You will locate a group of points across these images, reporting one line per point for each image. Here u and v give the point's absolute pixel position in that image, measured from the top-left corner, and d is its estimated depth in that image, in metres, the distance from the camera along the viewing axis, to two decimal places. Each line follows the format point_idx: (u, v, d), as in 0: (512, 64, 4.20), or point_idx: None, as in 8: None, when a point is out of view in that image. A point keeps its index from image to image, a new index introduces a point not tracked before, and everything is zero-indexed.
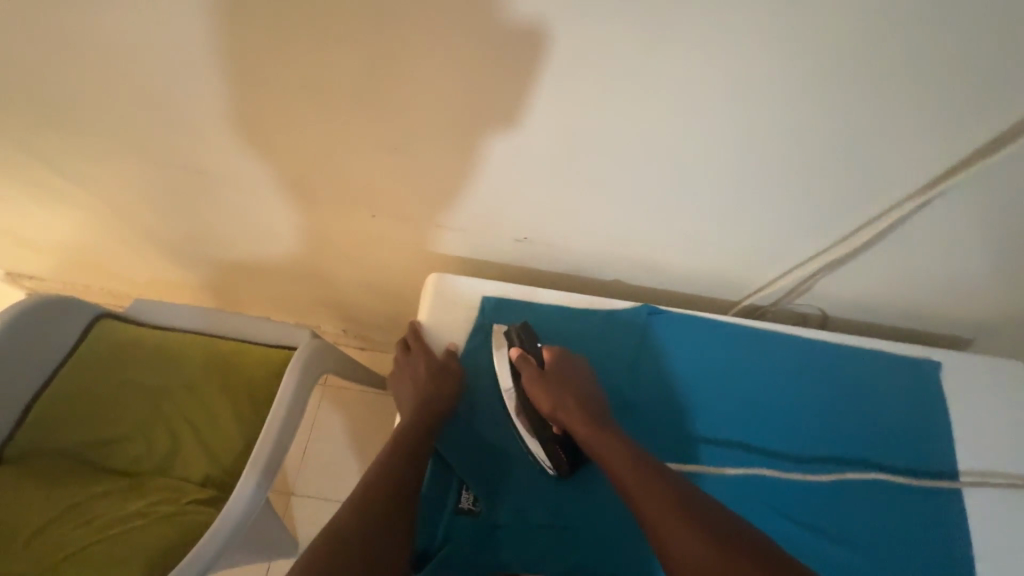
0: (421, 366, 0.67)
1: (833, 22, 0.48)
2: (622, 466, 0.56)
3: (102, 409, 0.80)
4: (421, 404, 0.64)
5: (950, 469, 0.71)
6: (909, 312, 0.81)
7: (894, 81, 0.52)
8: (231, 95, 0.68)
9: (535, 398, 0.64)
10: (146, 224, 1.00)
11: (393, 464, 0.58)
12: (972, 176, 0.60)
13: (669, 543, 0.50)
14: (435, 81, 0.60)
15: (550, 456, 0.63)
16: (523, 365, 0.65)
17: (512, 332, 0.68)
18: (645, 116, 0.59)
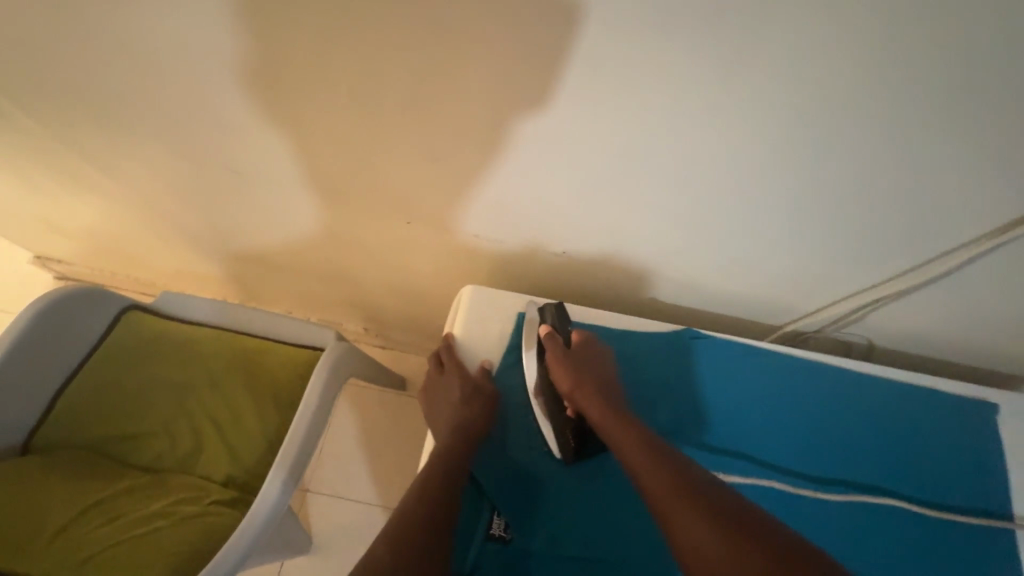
0: (454, 387, 0.66)
1: (930, 50, 0.43)
2: (634, 450, 0.54)
3: (127, 404, 0.81)
4: (455, 424, 0.62)
5: (1005, 510, 0.64)
6: (967, 350, 0.75)
7: (991, 114, 0.47)
8: (268, 93, 0.66)
9: (555, 377, 0.63)
10: (176, 217, 1.00)
11: (425, 491, 0.55)
12: None
13: (675, 529, 0.47)
14: (480, 86, 0.56)
15: (557, 437, 0.62)
16: (549, 342, 0.65)
17: (547, 310, 0.69)
18: (703, 135, 0.55)
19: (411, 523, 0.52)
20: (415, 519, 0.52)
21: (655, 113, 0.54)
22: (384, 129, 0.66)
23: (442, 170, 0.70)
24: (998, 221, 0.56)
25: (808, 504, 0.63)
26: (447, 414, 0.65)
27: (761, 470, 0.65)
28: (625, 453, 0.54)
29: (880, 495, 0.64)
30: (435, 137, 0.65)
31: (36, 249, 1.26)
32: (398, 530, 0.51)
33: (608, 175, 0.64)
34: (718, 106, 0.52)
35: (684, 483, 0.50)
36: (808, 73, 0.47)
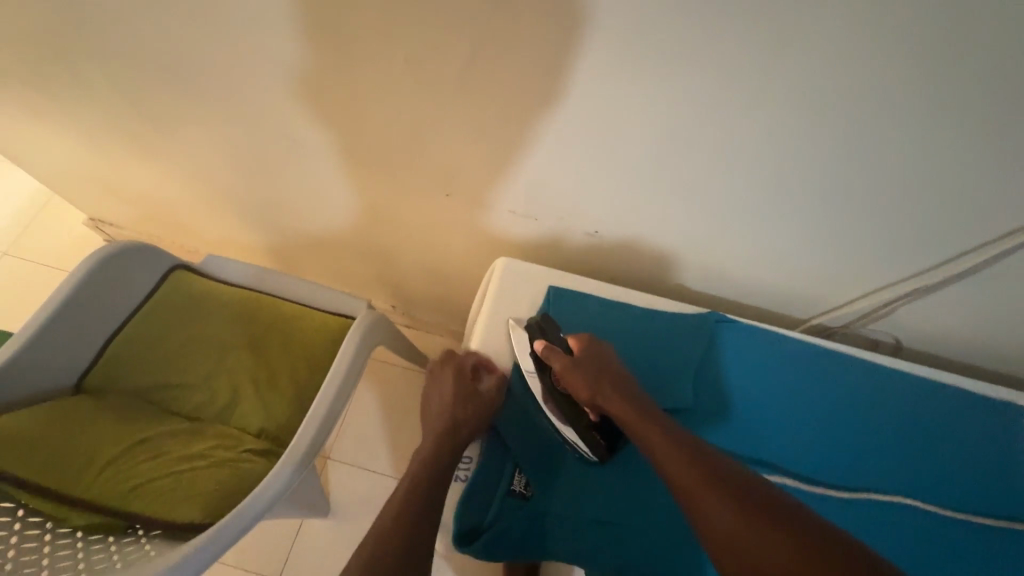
0: (452, 381, 0.66)
1: (987, 46, 0.43)
2: (666, 449, 0.53)
3: (172, 356, 0.86)
4: (448, 424, 0.63)
5: None
6: (1000, 353, 0.74)
7: None
8: (320, 69, 0.69)
9: (570, 385, 0.61)
10: (222, 185, 1.04)
11: (419, 482, 0.58)
12: None
13: (716, 525, 0.46)
14: (525, 69, 0.58)
15: (586, 442, 0.61)
16: (551, 356, 0.62)
17: (532, 326, 0.66)
18: (742, 122, 0.56)
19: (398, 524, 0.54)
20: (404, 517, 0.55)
21: (695, 100, 0.55)
22: (428, 107, 0.68)
23: (481, 149, 0.72)
24: None
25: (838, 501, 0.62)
26: (440, 407, 0.65)
27: (783, 459, 0.65)
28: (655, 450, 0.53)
29: (897, 496, 0.63)
30: (476, 116, 0.67)
31: (89, 210, 1.33)
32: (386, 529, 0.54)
33: (645, 159, 0.65)
34: (761, 93, 0.52)
35: (720, 478, 0.49)
36: (859, 62, 0.47)
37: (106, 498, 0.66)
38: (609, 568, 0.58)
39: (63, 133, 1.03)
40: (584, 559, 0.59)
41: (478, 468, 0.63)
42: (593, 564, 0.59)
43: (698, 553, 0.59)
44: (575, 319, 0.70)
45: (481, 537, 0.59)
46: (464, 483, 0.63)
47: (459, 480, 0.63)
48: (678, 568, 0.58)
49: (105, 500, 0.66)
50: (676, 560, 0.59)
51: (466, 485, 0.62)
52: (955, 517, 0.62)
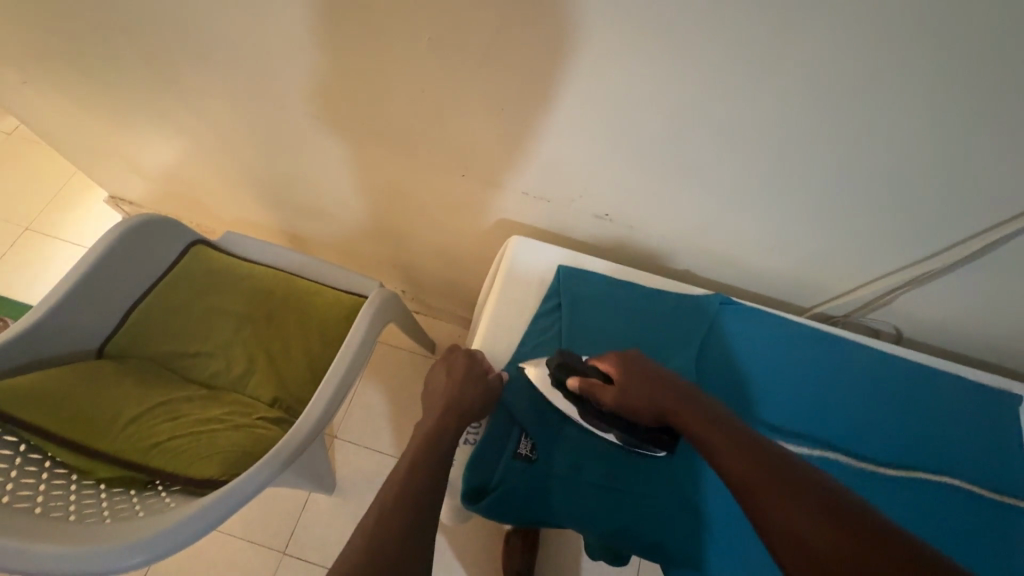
0: (461, 364, 0.66)
1: (1002, 39, 0.44)
2: (728, 449, 0.49)
3: (191, 326, 0.89)
4: (455, 398, 0.62)
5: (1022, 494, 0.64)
6: (1002, 345, 0.76)
7: None
8: (343, 52, 0.71)
9: (625, 406, 0.59)
10: (241, 165, 1.07)
11: (434, 443, 0.59)
12: None
13: (780, 525, 0.42)
14: (543, 54, 0.59)
15: (654, 443, 0.61)
16: (595, 390, 0.61)
17: (553, 370, 0.63)
18: (750, 109, 0.57)
19: (404, 499, 0.53)
20: (408, 492, 0.53)
21: (712, 87, 0.56)
22: (446, 90, 0.70)
23: (496, 132, 0.74)
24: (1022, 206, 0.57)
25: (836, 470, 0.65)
26: (445, 387, 0.64)
27: (787, 435, 0.66)
28: (717, 454, 0.50)
29: (895, 482, 0.64)
30: (492, 100, 0.69)
31: (109, 188, 1.37)
32: (392, 502, 0.53)
33: (660, 145, 0.66)
34: (778, 80, 0.53)
35: (785, 477, 0.45)
36: (875, 51, 0.48)
37: (127, 453, 0.69)
38: (610, 533, 0.61)
39: (88, 111, 1.06)
40: (587, 522, 0.61)
41: (486, 432, 0.64)
42: (595, 526, 0.61)
43: (696, 521, 0.61)
44: (588, 297, 0.71)
45: (488, 495, 0.62)
46: (471, 447, 0.65)
47: (466, 443, 0.65)
48: (677, 535, 0.61)
49: (127, 455, 0.69)
50: (675, 528, 0.61)
51: (474, 448, 0.64)
52: (944, 492, 0.64)
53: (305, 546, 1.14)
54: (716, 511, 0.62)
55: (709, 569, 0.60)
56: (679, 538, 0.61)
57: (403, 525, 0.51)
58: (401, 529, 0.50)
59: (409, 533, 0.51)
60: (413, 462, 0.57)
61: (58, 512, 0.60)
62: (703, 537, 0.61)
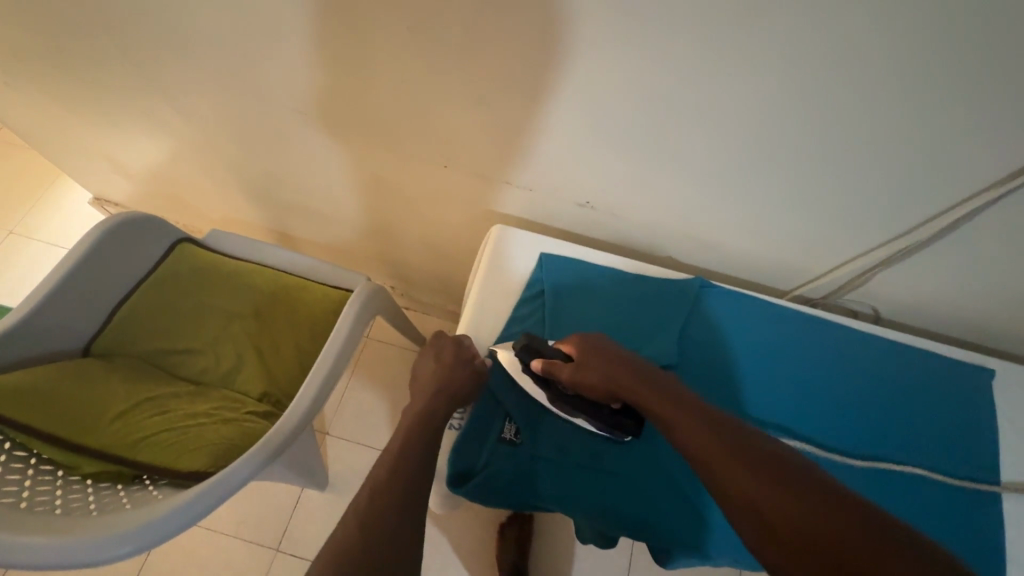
0: (449, 349, 0.66)
1: (963, 14, 0.45)
2: (688, 427, 0.51)
3: (179, 323, 0.89)
4: (442, 383, 0.63)
5: (993, 465, 0.66)
6: (978, 323, 0.77)
7: (996, 71, 0.48)
8: (322, 46, 0.71)
9: (586, 384, 0.60)
10: (226, 163, 1.07)
11: (421, 427, 0.59)
12: None
13: (737, 500, 0.44)
14: (521, 43, 0.60)
15: (616, 427, 0.62)
16: (555, 370, 0.61)
17: (519, 352, 0.64)
18: (724, 93, 0.58)
19: (395, 481, 0.53)
20: (399, 475, 0.54)
21: (688, 69, 0.57)
22: (427, 81, 0.70)
23: (476, 123, 0.75)
24: (989, 180, 0.58)
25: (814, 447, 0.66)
26: (432, 373, 0.65)
27: (767, 414, 0.67)
28: (676, 431, 0.51)
29: (873, 460, 0.66)
30: (472, 90, 0.69)
31: (94, 190, 1.36)
32: (382, 484, 0.53)
33: (639, 130, 0.67)
34: (753, 61, 0.54)
35: (742, 452, 0.47)
36: (847, 28, 0.48)
37: (114, 447, 0.69)
38: (596, 513, 0.62)
39: (69, 111, 1.05)
40: (572, 501, 0.62)
41: (471, 417, 0.65)
42: (580, 505, 0.62)
43: (681, 499, 0.62)
44: (570, 283, 0.72)
45: (474, 478, 0.62)
46: (456, 432, 0.65)
47: (452, 428, 0.66)
48: (662, 514, 0.62)
49: (114, 450, 0.69)
50: (659, 506, 0.62)
51: (460, 433, 0.65)
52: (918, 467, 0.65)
53: (299, 542, 1.14)
54: (700, 489, 0.63)
55: (694, 546, 0.61)
56: (662, 516, 0.62)
57: (391, 506, 0.51)
58: (388, 509, 0.51)
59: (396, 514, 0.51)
60: (403, 445, 0.57)
61: (44, 506, 0.60)
62: (687, 514, 0.62)
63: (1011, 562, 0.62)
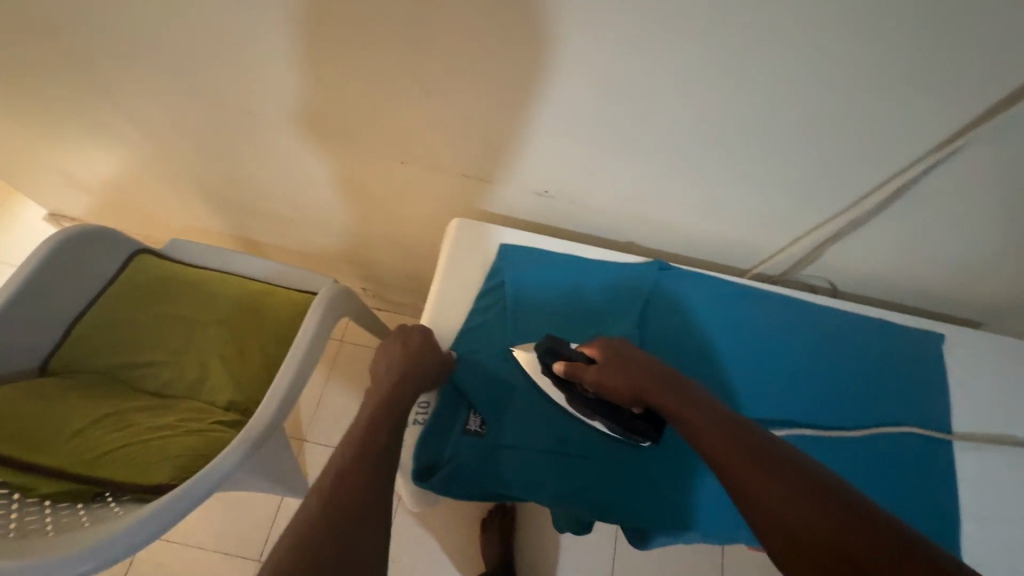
0: (415, 334, 0.66)
1: None
2: (712, 432, 0.48)
3: (140, 335, 0.87)
4: (411, 366, 0.63)
5: (942, 426, 0.69)
6: (929, 290, 0.80)
7: (918, 37, 0.49)
8: (265, 46, 0.70)
9: (609, 386, 0.59)
10: (181, 170, 1.04)
11: (388, 412, 0.59)
12: (982, 137, 0.57)
13: (764, 510, 0.41)
14: (464, 34, 0.60)
15: (635, 431, 0.62)
16: (577, 373, 0.61)
17: (541, 352, 0.64)
18: (664, 72, 0.59)
19: (362, 461, 0.52)
20: (367, 455, 0.53)
21: (628, 50, 0.57)
22: (375, 76, 0.70)
23: (429, 118, 0.74)
24: (926, 146, 0.60)
25: (774, 420, 0.67)
26: (398, 356, 0.64)
27: (730, 391, 0.68)
28: (700, 437, 0.49)
29: (830, 428, 0.67)
30: (421, 83, 0.69)
31: (50, 206, 1.32)
32: (348, 464, 0.52)
33: (589, 115, 0.67)
34: (692, 37, 0.54)
35: (767, 459, 0.44)
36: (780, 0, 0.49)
37: (71, 466, 0.68)
38: (564, 497, 0.62)
39: (15, 126, 1.02)
40: (539, 488, 0.62)
41: (435, 412, 0.65)
42: (546, 491, 0.62)
43: (648, 478, 0.63)
44: (529, 272, 0.72)
45: (439, 473, 0.62)
46: (420, 427, 0.65)
47: (416, 423, 0.65)
48: (630, 494, 0.63)
49: (72, 468, 0.67)
50: (626, 486, 0.63)
51: (424, 428, 0.65)
52: (873, 432, 0.67)
53: None
54: (667, 467, 0.64)
55: (662, 523, 0.62)
56: (628, 496, 0.62)
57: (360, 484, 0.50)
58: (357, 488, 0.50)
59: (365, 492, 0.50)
60: (369, 430, 0.56)
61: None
62: (655, 492, 0.63)
63: (963, 517, 0.65)
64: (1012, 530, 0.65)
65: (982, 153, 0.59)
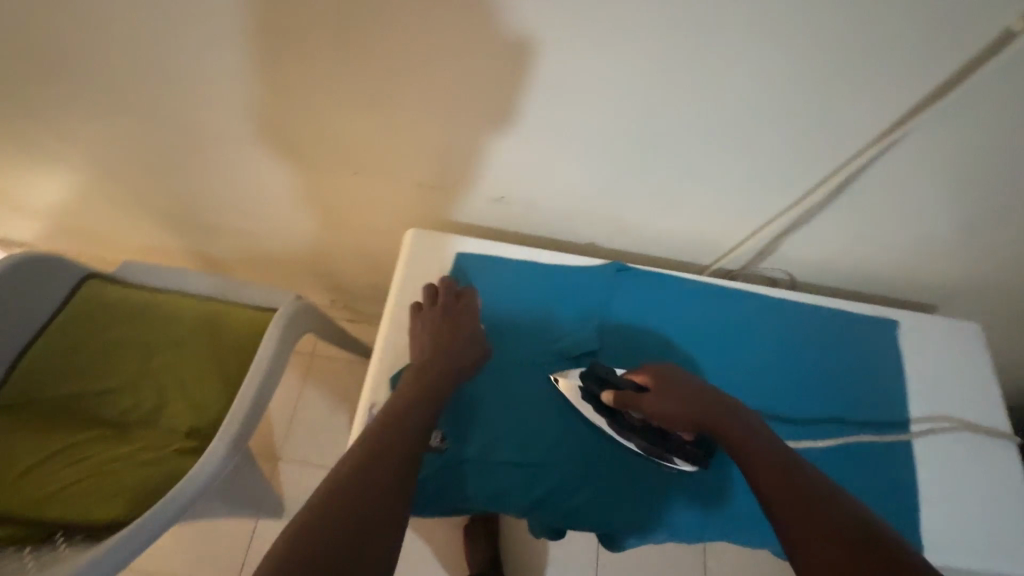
0: (466, 316, 0.65)
1: None
2: (769, 463, 0.48)
3: (88, 365, 0.83)
4: (457, 348, 0.61)
5: (900, 410, 0.70)
6: (884, 276, 0.81)
7: (844, 24, 0.51)
8: (203, 56, 0.68)
9: (662, 418, 0.58)
10: (130, 189, 1.01)
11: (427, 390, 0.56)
12: (918, 125, 0.58)
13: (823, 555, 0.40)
14: (405, 37, 0.59)
15: (682, 457, 0.62)
16: (627, 402, 0.61)
17: (589, 381, 0.65)
18: (605, 71, 0.59)
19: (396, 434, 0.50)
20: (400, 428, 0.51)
21: (569, 49, 0.57)
22: (320, 85, 0.68)
23: (379, 126, 0.73)
24: (867, 134, 0.61)
25: None
26: (447, 335, 0.62)
27: None
28: (756, 470, 0.48)
29: (792, 420, 0.68)
30: (368, 90, 0.67)
31: None
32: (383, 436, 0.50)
33: (539, 117, 0.66)
34: (635, 30, 0.54)
35: (828, 500, 0.43)
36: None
37: (22, 508, 0.67)
38: (529, 506, 0.61)
39: None
40: (504, 499, 0.62)
41: None
42: (512, 502, 0.61)
43: (612, 482, 0.63)
44: (484, 281, 0.71)
45: None
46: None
47: None
48: (595, 500, 0.62)
49: (21, 510, 0.67)
50: (591, 492, 0.62)
51: None
52: (833, 422, 0.68)
53: None
54: (632, 468, 0.64)
55: (629, 526, 0.62)
56: (593, 501, 0.62)
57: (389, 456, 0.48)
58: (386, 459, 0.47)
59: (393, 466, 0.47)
60: (402, 409, 0.53)
61: None
62: (620, 495, 0.62)
63: (926, 500, 0.66)
64: (973, 510, 0.66)
65: (922, 139, 0.60)
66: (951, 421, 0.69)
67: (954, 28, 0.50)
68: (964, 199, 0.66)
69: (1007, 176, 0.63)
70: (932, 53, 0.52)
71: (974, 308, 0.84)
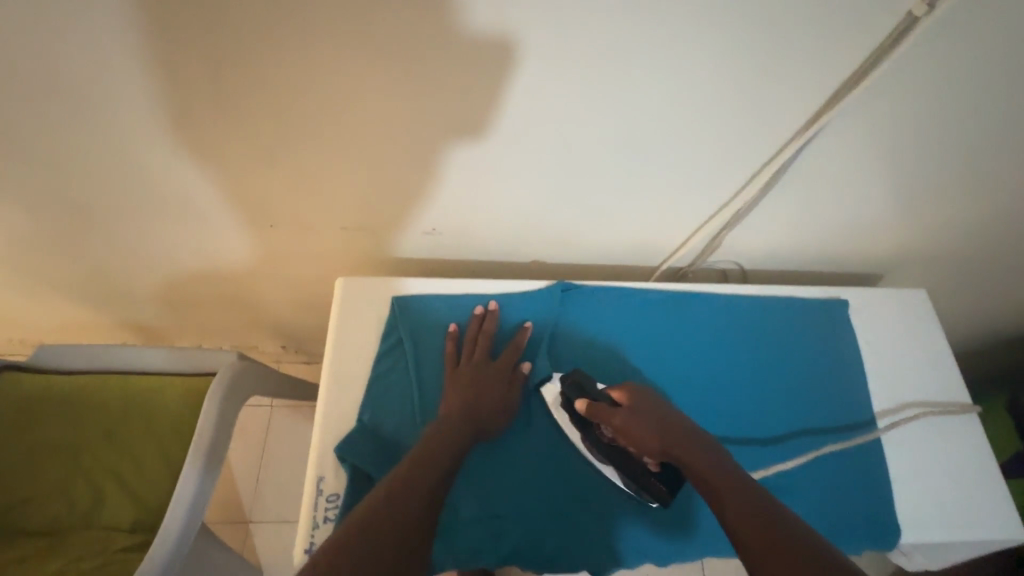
0: (499, 386, 0.63)
1: None
2: (737, 494, 0.47)
3: (7, 472, 0.75)
4: (479, 416, 0.60)
5: (861, 391, 0.71)
6: (830, 255, 0.81)
7: (751, 27, 0.49)
8: (79, 127, 0.61)
9: (635, 436, 0.57)
10: (33, 268, 0.91)
11: (456, 439, 0.56)
12: (835, 117, 0.58)
13: None
14: (302, 87, 0.55)
15: (646, 491, 0.59)
16: (600, 414, 0.59)
17: (567, 385, 0.63)
18: (519, 100, 0.56)
19: (427, 475, 0.51)
20: (432, 465, 0.52)
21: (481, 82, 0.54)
22: (220, 144, 0.63)
23: (294, 175, 0.68)
24: (790, 125, 0.60)
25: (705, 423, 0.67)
26: (479, 402, 0.60)
27: None
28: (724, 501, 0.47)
29: (757, 421, 0.68)
30: (273, 144, 0.63)
31: None
32: (412, 475, 0.50)
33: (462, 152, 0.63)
34: (548, 57, 0.51)
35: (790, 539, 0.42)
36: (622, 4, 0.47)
37: None
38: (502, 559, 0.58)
39: None
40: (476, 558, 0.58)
41: (345, 502, 0.58)
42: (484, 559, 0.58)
43: (583, 519, 0.61)
44: (427, 325, 0.68)
45: None
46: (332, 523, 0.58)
47: (326, 521, 0.58)
48: (570, 540, 0.60)
49: None
50: (562, 532, 0.60)
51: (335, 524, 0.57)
52: (798, 417, 0.69)
53: None
54: (603, 497, 0.62)
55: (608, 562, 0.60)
56: (569, 541, 0.60)
57: (416, 495, 0.49)
58: (413, 497, 0.48)
59: (422, 507, 0.48)
60: (428, 446, 0.54)
61: None
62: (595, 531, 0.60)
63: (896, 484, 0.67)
64: (938, 483, 0.67)
65: (846, 128, 0.60)
66: (940, 405, 0.71)
67: (859, 18, 0.49)
68: (894, 175, 0.67)
69: (931, 148, 0.63)
70: (841, 43, 0.51)
71: (915, 272, 0.86)
